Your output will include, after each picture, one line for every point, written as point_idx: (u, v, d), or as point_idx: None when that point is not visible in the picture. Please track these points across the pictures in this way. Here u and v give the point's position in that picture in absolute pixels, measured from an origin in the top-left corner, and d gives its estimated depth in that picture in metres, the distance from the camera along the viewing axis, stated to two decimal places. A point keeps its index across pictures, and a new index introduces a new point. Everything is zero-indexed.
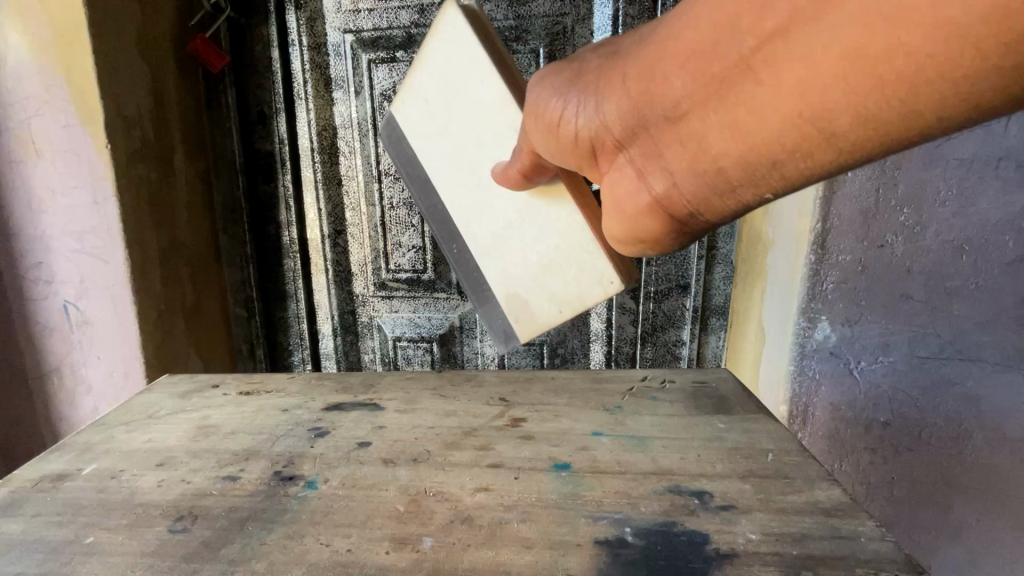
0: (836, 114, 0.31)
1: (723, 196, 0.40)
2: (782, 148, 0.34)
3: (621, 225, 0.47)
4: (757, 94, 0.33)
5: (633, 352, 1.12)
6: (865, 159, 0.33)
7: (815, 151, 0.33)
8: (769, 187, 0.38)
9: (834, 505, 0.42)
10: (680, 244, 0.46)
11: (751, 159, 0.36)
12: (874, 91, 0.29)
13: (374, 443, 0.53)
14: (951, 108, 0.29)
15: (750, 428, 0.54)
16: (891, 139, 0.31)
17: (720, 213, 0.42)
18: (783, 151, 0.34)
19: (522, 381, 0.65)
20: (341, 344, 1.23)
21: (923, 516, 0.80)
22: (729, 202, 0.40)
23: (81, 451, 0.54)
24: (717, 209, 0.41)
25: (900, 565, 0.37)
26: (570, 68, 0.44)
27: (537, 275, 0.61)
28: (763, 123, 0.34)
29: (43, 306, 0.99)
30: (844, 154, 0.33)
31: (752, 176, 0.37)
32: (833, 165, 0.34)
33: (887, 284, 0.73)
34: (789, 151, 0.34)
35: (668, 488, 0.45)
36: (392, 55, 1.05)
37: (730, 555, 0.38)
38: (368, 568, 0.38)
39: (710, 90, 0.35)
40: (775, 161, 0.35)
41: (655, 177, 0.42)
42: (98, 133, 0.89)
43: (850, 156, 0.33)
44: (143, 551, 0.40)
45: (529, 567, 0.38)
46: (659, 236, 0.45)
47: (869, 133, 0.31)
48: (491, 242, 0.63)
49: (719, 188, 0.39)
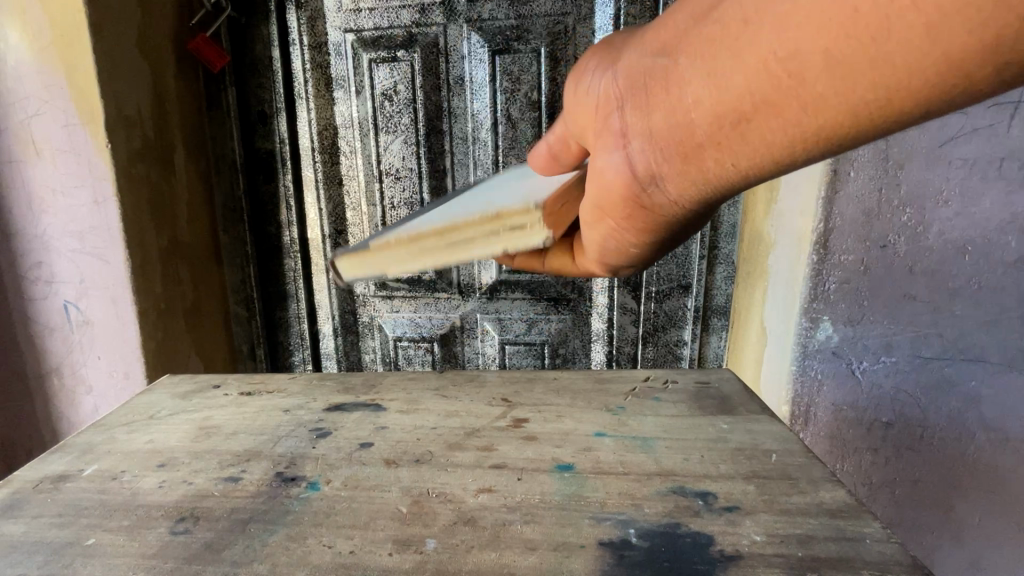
0: (810, 55, 0.29)
1: (696, 162, 0.37)
2: (753, 97, 0.32)
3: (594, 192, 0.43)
4: (738, 36, 0.32)
5: (635, 352, 1.11)
6: (840, 128, 0.31)
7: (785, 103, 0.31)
8: (741, 154, 0.35)
9: (839, 506, 0.42)
10: (643, 224, 0.43)
11: (720, 113, 0.33)
12: (849, 27, 0.28)
13: (376, 444, 0.53)
14: (930, 62, 0.27)
15: (753, 429, 0.54)
16: (864, 100, 0.29)
17: (689, 187, 0.38)
18: (755, 102, 0.32)
19: (524, 381, 0.65)
20: (342, 344, 1.23)
21: (925, 516, 0.80)
22: (697, 170, 0.37)
23: (82, 451, 0.54)
24: (687, 181, 0.38)
25: (906, 566, 0.37)
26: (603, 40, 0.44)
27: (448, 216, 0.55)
28: (744, 70, 0.32)
29: (43, 306, 0.99)
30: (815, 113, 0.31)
31: (721, 136, 0.35)
32: (807, 131, 0.32)
33: (890, 285, 0.73)
34: (764, 106, 0.32)
35: (671, 490, 0.45)
36: (393, 54, 1.05)
37: (735, 557, 0.38)
38: (371, 570, 0.38)
39: (704, 37, 0.33)
40: (751, 116, 0.33)
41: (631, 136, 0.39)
42: (98, 133, 0.89)
43: (825, 118, 0.31)
44: (145, 553, 0.40)
45: (533, 569, 0.37)
46: (624, 210, 0.42)
47: (843, 83, 0.29)
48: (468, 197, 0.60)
49: (687, 150, 0.36)
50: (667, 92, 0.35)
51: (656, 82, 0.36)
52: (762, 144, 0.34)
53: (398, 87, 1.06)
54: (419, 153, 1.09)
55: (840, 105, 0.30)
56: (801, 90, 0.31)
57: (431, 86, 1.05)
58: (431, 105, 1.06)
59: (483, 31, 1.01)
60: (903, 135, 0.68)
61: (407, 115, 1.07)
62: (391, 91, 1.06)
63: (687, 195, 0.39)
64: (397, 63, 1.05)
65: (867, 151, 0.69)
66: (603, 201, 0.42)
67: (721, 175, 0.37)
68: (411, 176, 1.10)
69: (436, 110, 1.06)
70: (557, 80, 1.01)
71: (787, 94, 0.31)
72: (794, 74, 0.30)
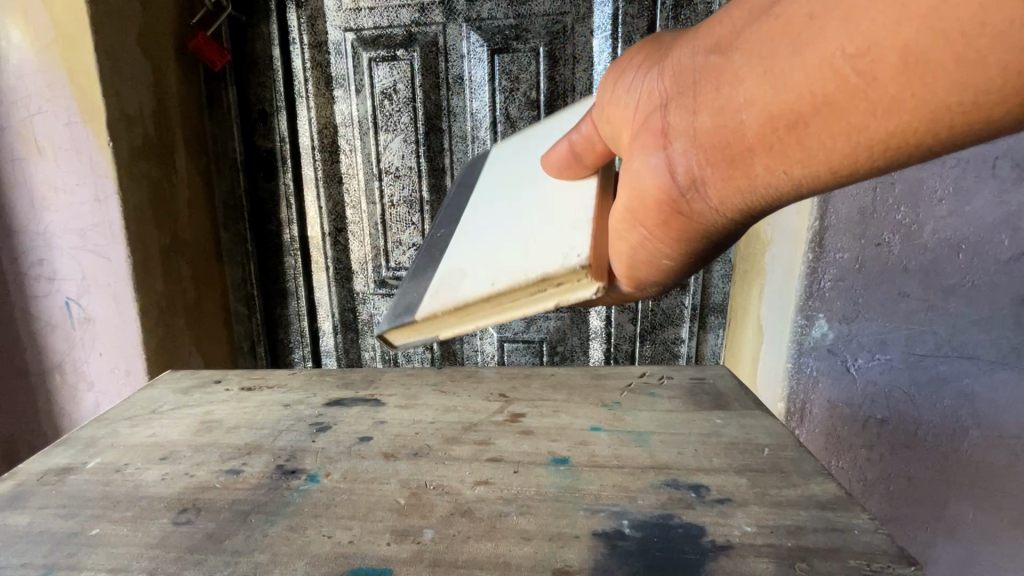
0: (879, 55, 0.27)
1: (741, 174, 0.35)
2: (810, 99, 0.30)
3: (627, 201, 0.42)
4: (796, 31, 0.30)
5: (632, 350, 1.12)
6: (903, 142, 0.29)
7: (845, 108, 0.29)
8: (791, 166, 0.33)
9: (829, 499, 0.43)
10: (672, 242, 0.41)
11: (771, 117, 0.32)
12: (926, 20, 0.25)
13: (375, 437, 0.53)
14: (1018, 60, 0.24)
15: (747, 423, 0.54)
16: (930, 111, 0.27)
17: (730, 201, 0.37)
18: (809, 107, 0.30)
19: (522, 377, 0.66)
20: (341, 342, 1.24)
21: (920, 514, 0.81)
22: (739, 182, 0.36)
23: (85, 445, 0.54)
24: (728, 195, 0.37)
25: (893, 556, 0.37)
26: (646, 43, 0.44)
27: (491, 257, 0.51)
28: (801, 69, 0.30)
29: (45, 304, 1.00)
30: (881, 118, 0.29)
31: (770, 144, 0.33)
32: (864, 141, 0.30)
33: (884, 283, 0.74)
34: (821, 108, 0.30)
35: (665, 483, 0.46)
36: (393, 53, 1.05)
37: (726, 547, 0.39)
38: (369, 559, 0.38)
39: (760, 33, 0.32)
40: (808, 119, 0.31)
41: (673, 142, 0.37)
42: (101, 131, 0.89)
43: (885, 127, 0.29)
44: (147, 543, 0.41)
45: (528, 559, 0.38)
46: (651, 222, 0.40)
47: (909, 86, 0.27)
48: (487, 227, 0.57)
49: (730, 159, 0.35)
50: (709, 97, 0.34)
51: (696, 83, 0.35)
52: (810, 159, 0.33)
53: (398, 86, 1.07)
54: (419, 152, 1.09)
55: (913, 110, 0.28)
56: (864, 93, 0.28)
57: (431, 85, 1.06)
58: (430, 105, 1.07)
59: (482, 30, 1.02)
60: None
61: (407, 113, 1.08)
62: (391, 89, 1.07)
63: (726, 209, 0.38)
64: (397, 62, 1.06)
65: None
66: (630, 212, 0.41)
67: (767, 188, 0.35)
68: (411, 174, 1.11)
69: (435, 109, 1.07)
70: (555, 78, 1.02)
71: (847, 96, 0.29)
72: (861, 74, 0.28)
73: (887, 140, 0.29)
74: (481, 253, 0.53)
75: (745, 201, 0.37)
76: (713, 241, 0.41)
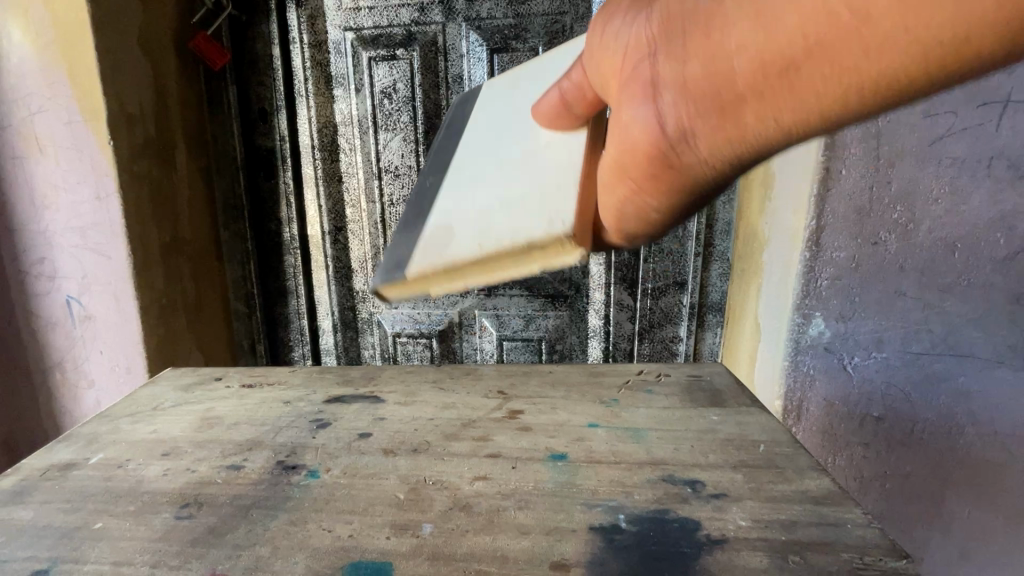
0: None
1: (735, 122, 0.33)
2: (808, 37, 0.28)
3: (613, 155, 0.38)
4: None
5: (631, 348, 1.13)
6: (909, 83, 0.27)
7: (845, 46, 0.27)
8: (783, 113, 0.31)
9: (823, 494, 0.44)
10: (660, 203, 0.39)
11: (764, 58, 0.30)
12: None
13: (375, 434, 0.54)
14: None
15: (743, 420, 0.55)
16: (933, 48, 0.26)
17: (722, 152, 0.35)
18: (807, 45, 0.28)
19: (521, 374, 0.67)
20: (341, 340, 1.24)
21: (916, 510, 0.81)
22: (730, 132, 0.33)
23: (87, 441, 0.55)
24: (722, 144, 0.34)
25: (885, 549, 0.38)
26: None
27: (478, 217, 0.46)
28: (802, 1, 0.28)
29: (46, 302, 1.00)
30: (884, 55, 0.27)
31: (762, 89, 0.31)
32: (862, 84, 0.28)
33: (880, 281, 0.74)
34: (820, 46, 0.28)
35: (662, 478, 0.46)
36: (392, 52, 1.06)
37: (721, 541, 0.39)
38: (369, 553, 0.39)
39: None
40: (806, 56, 0.29)
41: (665, 85, 0.34)
42: (102, 130, 0.90)
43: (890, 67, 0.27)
44: (150, 537, 0.41)
45: (525, 552, 0.39)
46: (641, 176, 0.37)
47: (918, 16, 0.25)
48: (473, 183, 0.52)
49: (721, 107, 0.33)
50: (699, 37, 0.32)
51: (683, 23, 0.33)
52: (807, 104, 0.31)
53: (398, 85, 1.07)
54: (418, 151, 1.10)
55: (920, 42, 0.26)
56: (867, 28, 0.26)
57: (431, 84, 1.06)
58: (430, 104, 1.07)
59: (481, 30, 1.02)
60: (893, 134, 0.70)
61: (407, 112, 1.08)
62: (391, 88, 1.07)
63: (716, 161, 0.35)
64: (397, 61, 1.06)
65: (858, 148, 0.71)
66: (617, 165, 0.38)
67: (759, 137, 0.33)
68: (410, 173, 1.11)
69: (435, 109, 1.07)
70: None
71: (850, 33, 0.27)
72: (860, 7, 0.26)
73: (888, 79, 0.28)
74: (472, 206, 0.48)
75: (736, 149, 0.35)
76: (699, 198, 0.39)
